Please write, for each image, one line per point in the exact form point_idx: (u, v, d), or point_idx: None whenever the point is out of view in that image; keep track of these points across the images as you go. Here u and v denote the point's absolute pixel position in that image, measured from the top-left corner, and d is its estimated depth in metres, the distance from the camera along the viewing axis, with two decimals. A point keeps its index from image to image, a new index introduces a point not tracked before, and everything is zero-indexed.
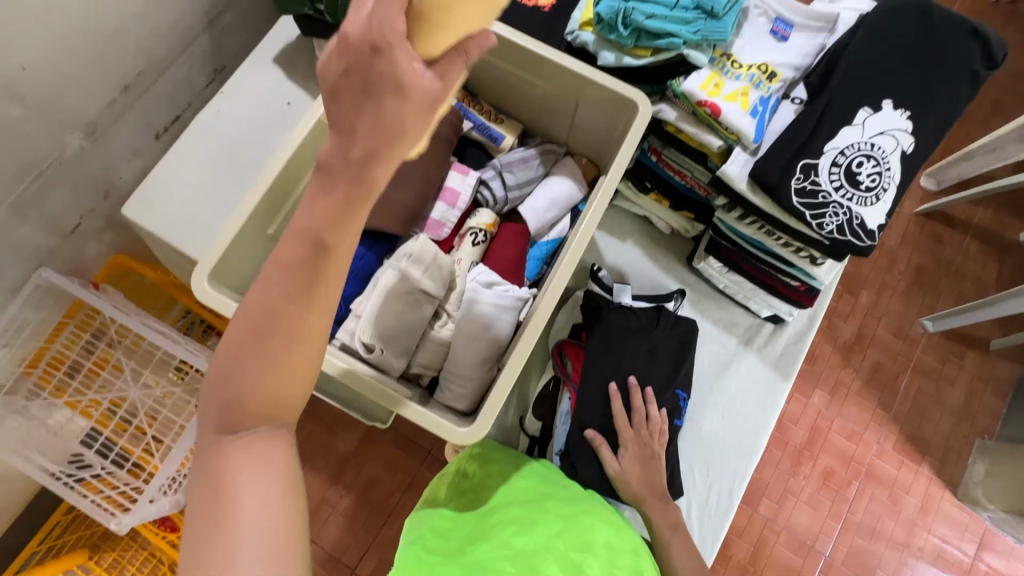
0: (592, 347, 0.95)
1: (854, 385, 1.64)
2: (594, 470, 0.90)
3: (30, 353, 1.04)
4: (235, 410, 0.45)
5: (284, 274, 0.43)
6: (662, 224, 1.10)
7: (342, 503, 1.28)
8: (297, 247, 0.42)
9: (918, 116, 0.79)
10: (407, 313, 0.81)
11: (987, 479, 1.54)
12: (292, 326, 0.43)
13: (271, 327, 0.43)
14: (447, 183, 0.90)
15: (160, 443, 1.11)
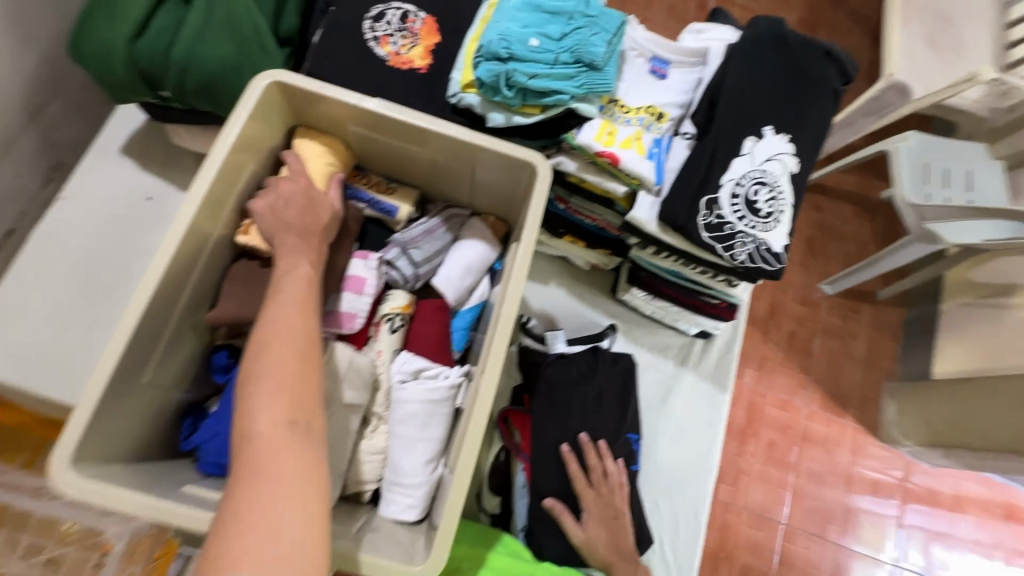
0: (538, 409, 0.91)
1: (777, 357, 1.75)
2: (558, 539, 0.86)
3: None
4: (264, 405, 0.56)
5: (291, 295, 0.64)
6: (582, 261, 1.09)
7: None
8: (296, 282, 0.65)
9: (796, 136, 0.83)
10: (330, 429, 0.72)
11: (899, 418, 1.70)
12: (297, 330, 0.61)
13: (286, 333, 0.60)
14: (350, 271, 0.82)
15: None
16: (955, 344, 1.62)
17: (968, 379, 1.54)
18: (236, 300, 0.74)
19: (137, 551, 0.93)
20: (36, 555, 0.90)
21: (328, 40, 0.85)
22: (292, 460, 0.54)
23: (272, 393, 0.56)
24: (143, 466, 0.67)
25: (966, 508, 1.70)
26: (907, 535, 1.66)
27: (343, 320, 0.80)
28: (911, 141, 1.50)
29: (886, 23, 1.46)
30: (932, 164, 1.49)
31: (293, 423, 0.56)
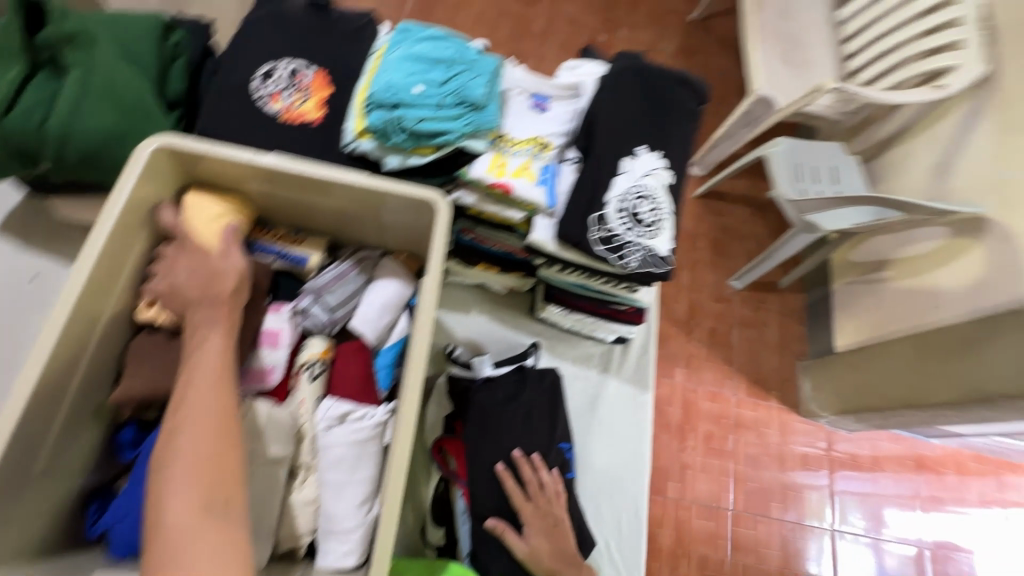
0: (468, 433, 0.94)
1: (703, 353, 1.89)
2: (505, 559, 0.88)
3: None
4: (179, 490, 0.57)
5: (207, 369, 0.64)
6: (499, 287, 1.14)
7: None
8: (211, 354, 0.65)
9: (667, 151, 0.93)
10: (254, 486, 0.70)
11: (813, 394, 1.87)
12: (214, 407, 0.61)
13: (201, 412, 0.61)
14: (265, 326, 0.81)
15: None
16: (849, 320, 1.80)
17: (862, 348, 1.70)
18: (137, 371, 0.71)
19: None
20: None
21: (218, 102, 0.86)
22: (209, 545, 0.55)
23: (186, 479, 0.57)
24: (48, 564, 0.62)
25: (885, 466, 1.85)
26: (839, 500, 1.79)
27: (256, 377, 0.79)
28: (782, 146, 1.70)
29: (746, 47, 1.67)
30: (804, 162, 1.70)
31: (210, 506, 0.57)
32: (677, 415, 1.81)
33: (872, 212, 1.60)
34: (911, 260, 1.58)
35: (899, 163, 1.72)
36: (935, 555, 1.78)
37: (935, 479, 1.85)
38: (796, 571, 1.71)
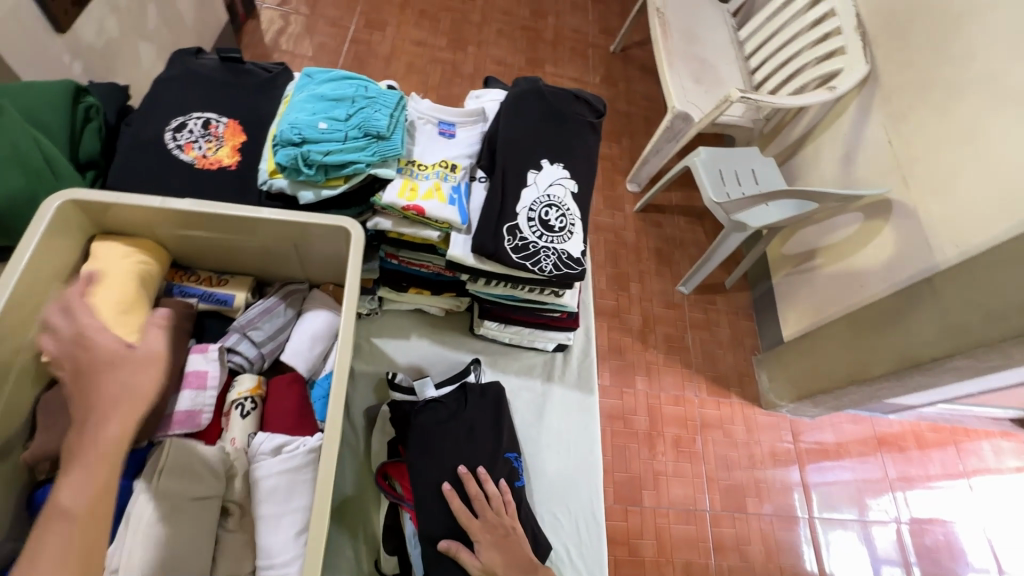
0: (412, 456, 0.94)
1: (660, 359, 1.90)
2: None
3: None
4: None
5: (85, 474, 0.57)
6: (436, 309, 1.16)
7: None
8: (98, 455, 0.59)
9: (569, 163, 1.01)
10: (182, 524, 0.68)
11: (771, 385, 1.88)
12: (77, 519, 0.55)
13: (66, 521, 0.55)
14: (190, 369, 0.81)
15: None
16: (792, 310, 1.86)
17: (806, 335, 1.73)
18: (58, 424, 0.69)
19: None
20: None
21: (133, 156, 0.89)
22: None
23: None
24: None
25: (849, 450, 1.88)
26: (814, 492, 1.79)
27: (181, 419, 0.77)
28: (702, 155, 1.78)
29: (659, 71, 1.80)
30: (724, 168, 1.77)
31: None
32: (643, 423, 1.79)
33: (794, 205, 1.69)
34: (836, 247, 1.67)
35: (812, 160, 1.80)
36: (913, 529, 1.80)
37: (898, 456, 1.89)
38: (780, 565, 1.68)
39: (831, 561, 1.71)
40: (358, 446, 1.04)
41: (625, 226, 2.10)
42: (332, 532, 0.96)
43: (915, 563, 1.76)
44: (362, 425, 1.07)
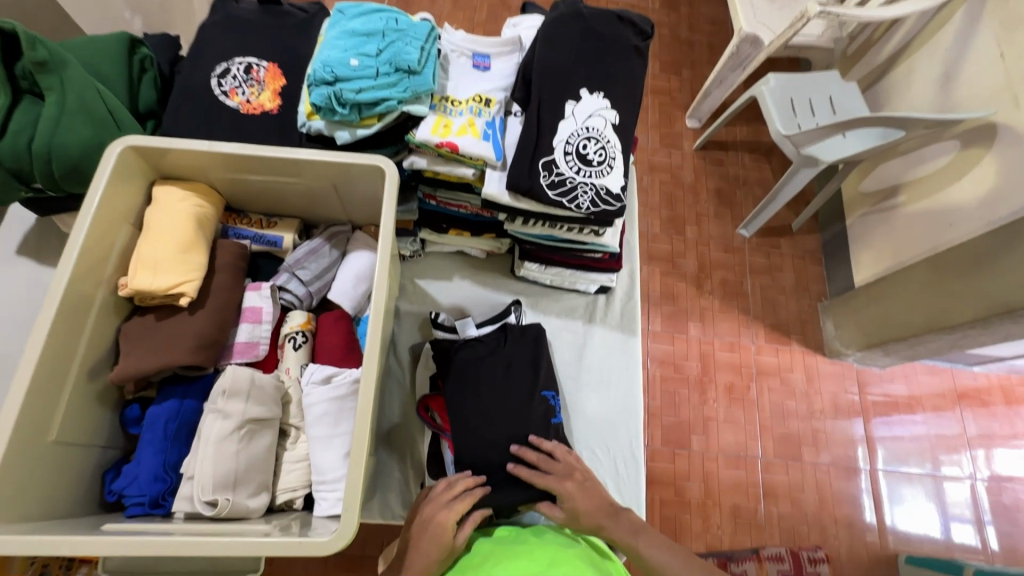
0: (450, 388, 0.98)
1: (715, 306, 1.83)
2: (514, 489, 0.92)
3: None
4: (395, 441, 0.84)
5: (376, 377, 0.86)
6: (477, 251, 1.17)
7: None
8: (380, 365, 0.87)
9: (610, 92, 0.94)
10: (244, 443, 0.75)
11: (837, 333, 1.78)
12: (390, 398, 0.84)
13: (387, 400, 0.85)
14: (246, 304, 0.88)
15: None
16: (866, 252, 1.71)
17: (883, 277, 1.58)
18: (137, 350, 0.78)
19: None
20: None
21: (185, 103, 0.93)
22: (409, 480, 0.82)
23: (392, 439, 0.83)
24: (69, 520, 0.69)
25: (922, 403, 1.76)
26: (879, 446, 1.71)
27: (240, 349, 0.85)
28: (772, 82, 1.59)
29: None
30: (797, 96, 1.59)
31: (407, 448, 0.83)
32: (695, 369, 1.75)
33: (878, 134, 1.51)
34: (922, 182, 1.50)
35: (903, 82, 1.58)
36: (989, 486, 1.68)
37: (980, 410, 1.75)
38: (836, 514, 1.64)
39: (893, 514, 1.65)
40: (405, 379, 1.11)
41: (683, 165, 1.97)
42: (383, 456, 1.04)
43: (989, 522, 1.65)
44: (407, 362, 1.12)
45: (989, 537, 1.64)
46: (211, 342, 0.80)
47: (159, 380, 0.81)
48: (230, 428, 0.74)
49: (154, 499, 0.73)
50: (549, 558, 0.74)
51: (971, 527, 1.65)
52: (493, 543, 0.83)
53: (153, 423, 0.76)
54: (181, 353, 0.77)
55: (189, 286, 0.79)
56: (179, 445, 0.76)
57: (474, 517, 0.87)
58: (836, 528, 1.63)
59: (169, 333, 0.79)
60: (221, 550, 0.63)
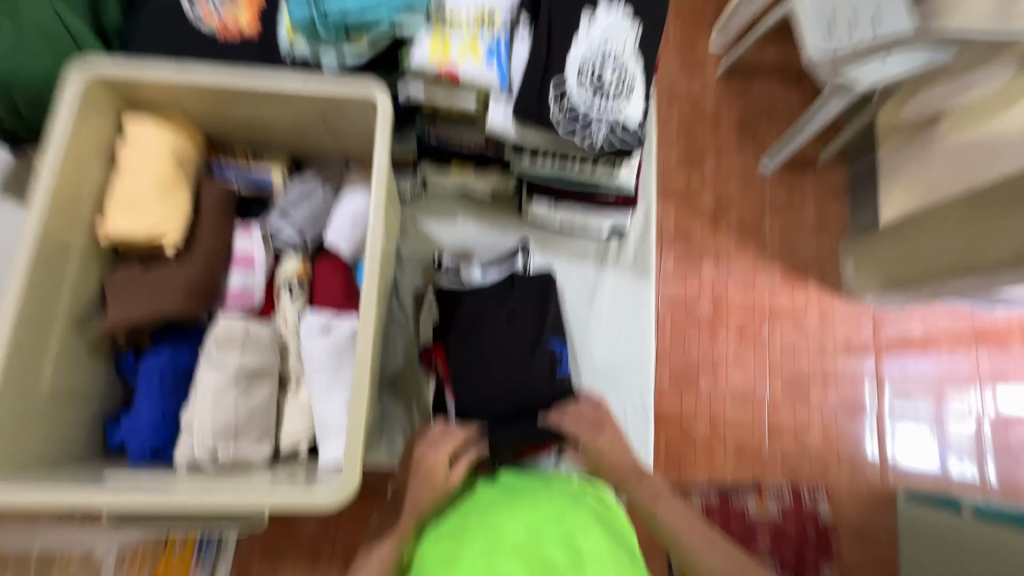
0: (452, 337, 0.95)
1: (731, 246, 1.75)
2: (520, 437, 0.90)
3: None
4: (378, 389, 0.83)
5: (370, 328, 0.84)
6: (482, 188, 1.08)
7: None
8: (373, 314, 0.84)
9: (631, 6, 0.83)
10: (242, 395, 0.73)
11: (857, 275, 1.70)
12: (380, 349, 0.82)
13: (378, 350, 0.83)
14: (236, 249, 0.83)
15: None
16: (895, 188, 1.59)
17: (910, 217, 1.47)
18: (122, 299, 0.74)
19: (138, 561, 1.09)
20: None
21: (150, 23, 0.82)
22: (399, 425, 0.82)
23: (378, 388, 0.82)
24: (72, 468, 0.68)
25: (937, 344, 1.71)
26: (887, 381, 1.69)
27: (234, 297, 0.81)
28: None
29: None
30: None
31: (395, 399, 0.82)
32: (706, 310, 1.71)
33: None
34: (969, 110, 1.36)
35: None
36: (995, 423, 1.68)
37: (996, 350, 1.71)
38: (840, 453, 1.65)
39: (895, 452, 1.66)
40: (409, 324, 1.07)
41: (704, 93, 1.81)
42: (388, 402, 1.04)
43: (991, 456, 1.66)
44: (411, 307, 1.08)
45: (989, 472, 1.65)
46: (202, 291, 0.76)
47: (151, 329, 0.77)
48: (225, 379, 0.72)
49: (156, 449, 0.72)
50: (557, 511, 0.74)
51: (975, 464, 1.65)
52: (498, 491, 0.83)
53: (149, 373, 0.74)
54: (169, 303, 0.73)
55: (172, 229, 0.74)
56: (176, 395, 0.74)
57: (469, 456, 0.87)
58: (838, 466, 1.65)
59: (156, 281, 0.74)
60: (225, 503, 0.64)
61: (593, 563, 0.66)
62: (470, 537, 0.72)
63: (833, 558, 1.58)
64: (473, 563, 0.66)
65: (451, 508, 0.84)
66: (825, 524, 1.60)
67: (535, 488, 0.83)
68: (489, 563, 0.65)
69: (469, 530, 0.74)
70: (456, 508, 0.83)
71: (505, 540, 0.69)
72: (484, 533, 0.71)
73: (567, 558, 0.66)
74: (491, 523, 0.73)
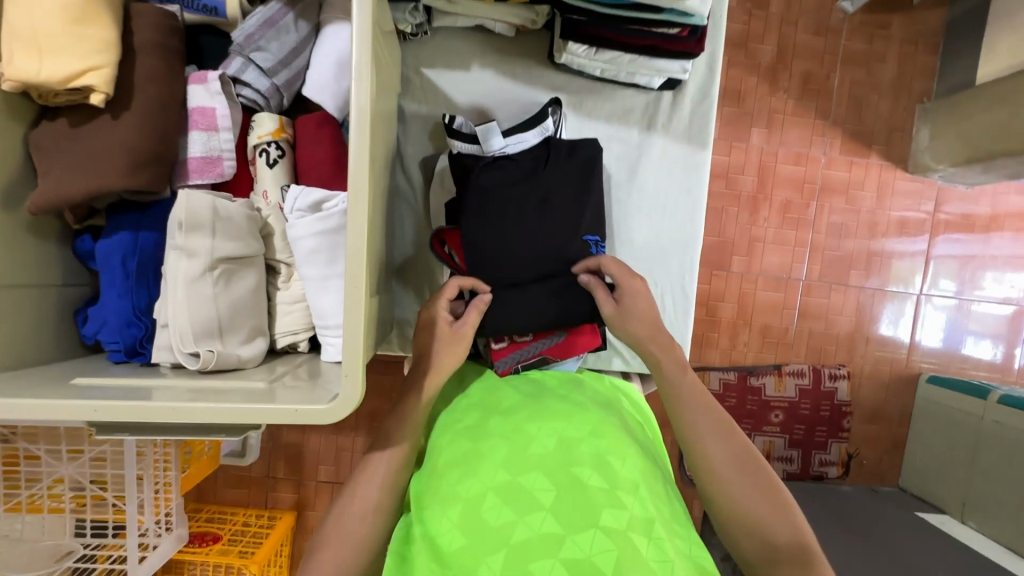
0: (470, 222, 0.80)
1: (789, 107, 1.40)
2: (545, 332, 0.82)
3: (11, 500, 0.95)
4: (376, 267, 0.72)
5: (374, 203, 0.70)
6: (503, 27, 0.85)
7: (357, 444, 1.36)
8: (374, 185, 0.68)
9: None
10: (220, 286, 0.61)
11: (932, 143, 1.38)
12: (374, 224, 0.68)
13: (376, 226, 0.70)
14: (192, 104, 0.65)
15: (124, 497, 0.98)
16: (1005, 36, 1.21)
17: (1017, 72, 1.15)
18: (57, 169, 0.59)
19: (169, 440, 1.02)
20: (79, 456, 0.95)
21: None
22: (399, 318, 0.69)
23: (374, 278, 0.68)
24: (42, 369, 0.59)
25: (1004, 225, 1.46)
26: (932, 263, 1.45)
27: (197, 167, 0.65)
28: None
29: None
30: None
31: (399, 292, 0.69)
32: (749, 184, 1.41)
33: None
34: None
35: None
36: None
37: None
38: (864, 363, 1.46)
39: (917, 334, 1.46)
40: (417, 200, 0.92)
41: None
42: (398, 287, 0.92)
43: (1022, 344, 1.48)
44: (420, 180, 0.92)
45: (1016, 356, 1.48)
46: (155, 158, 0.60)
47: (105, 207, 0.64)
48: (199, 268, 0.60)
49: (135, 347, 0.63)
50: (592, 422, 0.65)
51: (991, 344, 1.47)
52: (519, 390, 0.75)
53: (108, 261, 0.62)
54: (114, 175, 0.58)
55: (98, 78, 0.56)
56: (146, 285, 0.63)
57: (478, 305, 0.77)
58: (866, 347, 1.45)
59: (96, 147, 0.59)
60: (214, 416, 0.54)
61: (629, 488, 0.57)
62: (489, 439, 0.64)
63: (844, 438, 1.43)
64: (494, 473, 0.59)
65: (468, 403, 0.75)
66: (842, 404, 1.42)
67: (569, 386, 0.78)
68: (513, 476, 0.58)
69: (489, 431, 0.66)
70: (469, 400, 0.75)
71: (531, 451, 0.61)
72: (507, 438, 0.63)
73: (600, 481, 0.57)
74: (517, 428, 0.65)
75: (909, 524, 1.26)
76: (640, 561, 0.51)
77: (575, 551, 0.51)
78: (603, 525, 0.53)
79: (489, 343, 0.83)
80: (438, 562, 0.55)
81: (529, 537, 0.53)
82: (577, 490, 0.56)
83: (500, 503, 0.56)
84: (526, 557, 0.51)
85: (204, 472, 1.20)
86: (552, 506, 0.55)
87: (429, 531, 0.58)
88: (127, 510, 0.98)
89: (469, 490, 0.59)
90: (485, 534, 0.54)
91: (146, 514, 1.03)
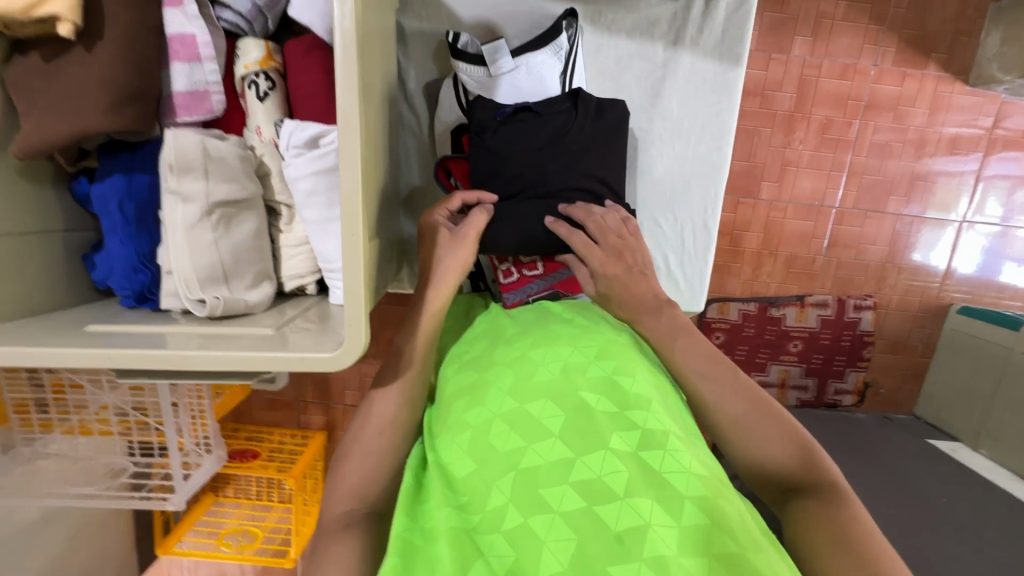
0: (488, 185, 0.77)
1: (840, 11, 1.24)
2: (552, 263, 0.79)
3: (62, 425, 1.00)
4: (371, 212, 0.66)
5: (370, 139, 0.64)
6: None
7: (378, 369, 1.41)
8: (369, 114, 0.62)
9: None
10: (217, 232, 0.59)
11: (1002, 50, 1.22)
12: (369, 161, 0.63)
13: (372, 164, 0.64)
14: (170, 32, 0.60)
15: (164, 422, 1.03)
16: None
17: None
18: (36, 109, 0.55)
19: None
20: (119, 386, 0.99)
21: None
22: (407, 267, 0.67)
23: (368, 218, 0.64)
24: (57, 315, 0.60)
25: None
26: (983, 185, 1.34)
27: (184, 103, 0.61)
28: None
29: None
30: None
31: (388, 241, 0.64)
32: (787, 102, 1.29)
33: None
34: None
35: None
36: None
37: None
38: (893, 290, 1.40)
39: (953, 262, 1.38)
40: (421, 128, 0.86)
41: None
42: (407, 223, 0.89)
43: None
44: (424, 108, 0.86)
45: None
46: (136, 95, 0.57)
47: (95, 147, 0.61)
48: (196, 214, 0.58)
49: (142, 292, 0.63)
50: (598, 348, 0.63)
51: None
52: (519, 322, 0.73)
53: (106, 207, 0.60)
54: (96, 115, 0.55)
55: (61, 6, 0.51)
56: (147, 230, 0.62)
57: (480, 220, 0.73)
58: (896, 278, 1.39)
59: (72, 86, 0.55)
60: (224, 364, 0.55)
61: (640, 408, 0.56)
62: (496, 369, 0.64)
63: (862, 367, 1.41)
64: (500, 402, 0.59)
65: (476, 333, 0.74)
66: (864, 334, 1.39)
67: (578, 312, 0.75)
68: (521, 404, 0.58)
69: (495, 361, 0.65)
70: (479, 331, 0.74)
71: (538, 379, 0.60)
72: (514, 366, 0.63)
73: (607, 406, 0.56)
74: (523, 355, 0.64)
75: (920, 450, 1.27)
76: (651, 478, 0.51)
77: (586, 472, 0.51)
78: (612, 447, 0.53)
79: (500, 277, 0.81)
80: (451, 487, 0.56)
81: (541, 463, 0.53)
82: (584, 415, 0.55)
83: (507, 430, 0.56)
84: (536, 480, 0.52)
85: (237, 399, 1.28)
86: (560, 432, 0.55)
87: (441, 459, 0.59)
88: (168, 434, 1.03)
89: (478, 418, 0.59)
90: (494, 458, 0.55)
91: (184, 439, 1.08)
